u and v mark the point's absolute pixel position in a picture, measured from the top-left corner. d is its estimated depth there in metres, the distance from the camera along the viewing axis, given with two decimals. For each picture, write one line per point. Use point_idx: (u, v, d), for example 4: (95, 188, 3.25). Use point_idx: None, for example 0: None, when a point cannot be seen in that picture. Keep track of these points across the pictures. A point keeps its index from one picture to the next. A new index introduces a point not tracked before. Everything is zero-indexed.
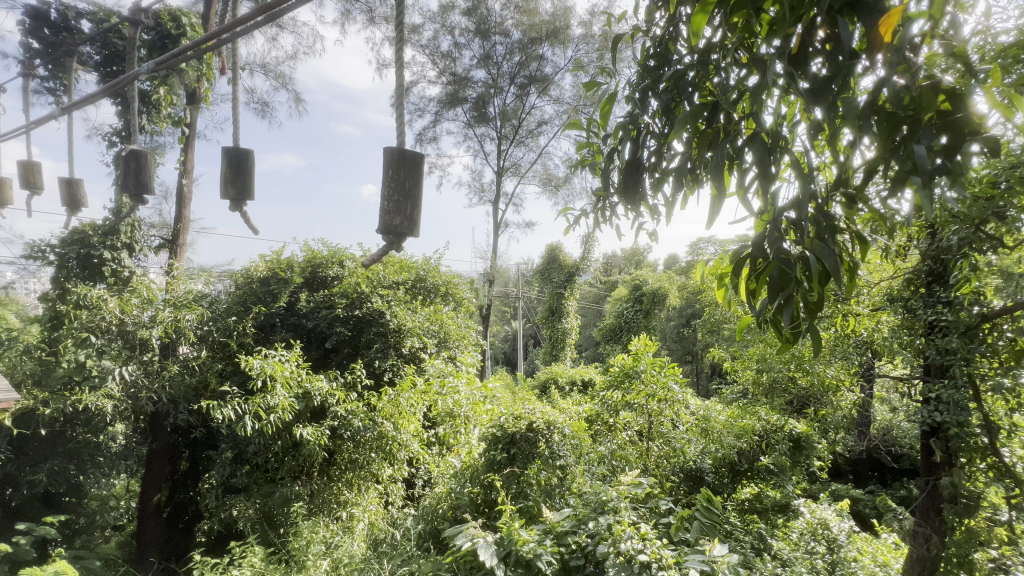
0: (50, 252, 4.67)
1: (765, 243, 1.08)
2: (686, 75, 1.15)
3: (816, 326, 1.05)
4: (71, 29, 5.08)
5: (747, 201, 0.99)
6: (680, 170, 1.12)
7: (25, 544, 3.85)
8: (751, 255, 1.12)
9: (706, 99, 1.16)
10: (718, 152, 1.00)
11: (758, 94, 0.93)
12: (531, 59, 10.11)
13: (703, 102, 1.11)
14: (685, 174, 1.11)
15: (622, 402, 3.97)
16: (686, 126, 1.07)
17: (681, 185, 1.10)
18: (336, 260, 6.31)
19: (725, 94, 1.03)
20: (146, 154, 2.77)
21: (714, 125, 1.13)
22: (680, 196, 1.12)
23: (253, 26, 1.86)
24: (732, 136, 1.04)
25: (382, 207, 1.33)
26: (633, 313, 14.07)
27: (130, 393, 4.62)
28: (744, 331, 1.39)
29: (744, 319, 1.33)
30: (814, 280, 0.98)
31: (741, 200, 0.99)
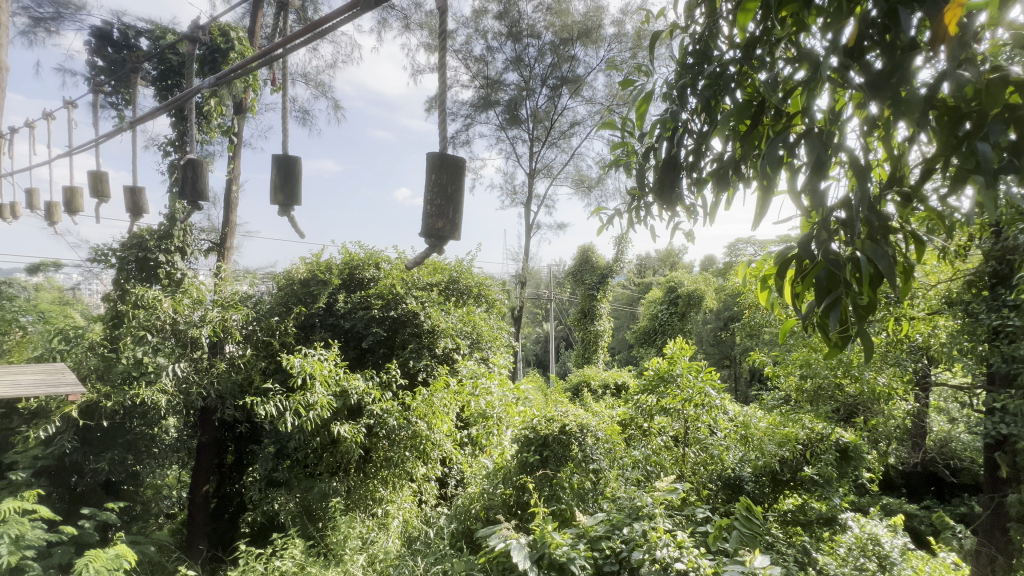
0: (112, 255, 5.01)
1: (813, 243, 1.04)
2: (729, 73, 1.13)
3: (868, 331, 1.00)
4: (131, 47, 5.43)
5: (797, 200, 0.97)
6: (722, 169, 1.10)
7: (89, 528, 4.12)
8: (797, 256, 1.08)
9: (749, 96, 1.13)
10: (765, 150, 0.98)
11: (810, 90, 0.91)
12: (563, 60, 10.08)
13: (747, 100, 1.09)
14: (727, 173, 1.09)
15: (657, 407, 3.93)
16: (730, 124, 1.05)
17: (722, 186, 1.08)
18: (372, 261, 6.48)
19: (771, 90, 1.01)
20: (201, 163, 2.93)
21: (758, 122, 1.10)
22: (720, 196, 1.10)
23: (300, 42, 1.95)
24: (779, 132, 1.01)
25: (426, 211, 1.36)
26: (667, 316, 13.77)
27: (182, 388, 4.88)
28: (788, 335, 1.33)
29: (787, 323, 1.28)
30: (866, 282, 0.94)
31: (790, 199, 0.97)
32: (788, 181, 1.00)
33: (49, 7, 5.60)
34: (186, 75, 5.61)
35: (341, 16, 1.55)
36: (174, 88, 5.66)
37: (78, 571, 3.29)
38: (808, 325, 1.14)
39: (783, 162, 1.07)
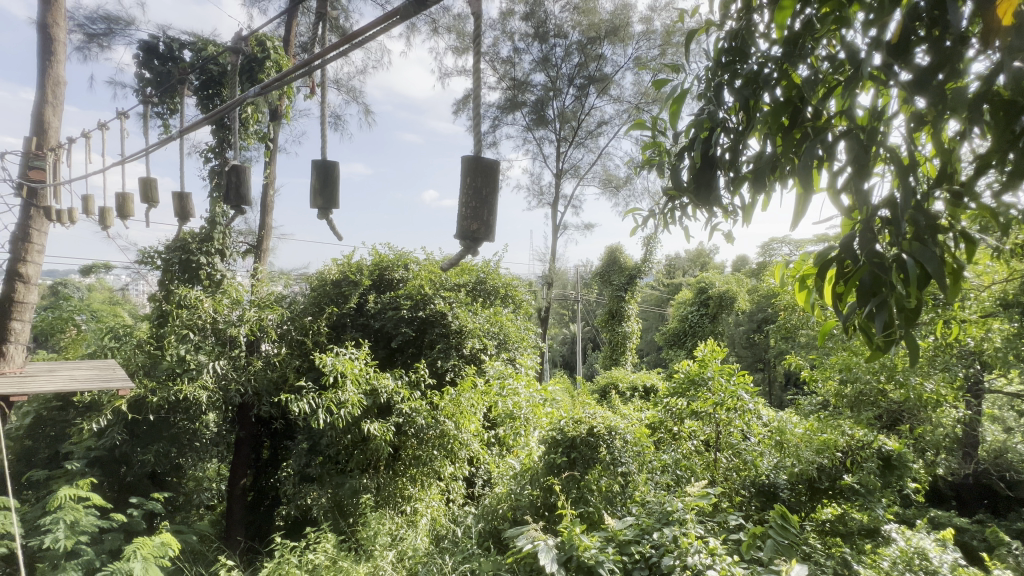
0: (157, 257, 5.27)
1: (856, 243, 1.01)
2: (767, 71, 1.11)
3: (914, 334, 0.97)
4: (175, 59, 5.71)
5: (837, 200, 0.96)
6: (761, 168, 1.08)
7: (137, 516, 4.35)
8: (838, 256, 1.05)
9: (788, 93, 1.10)
10: (804, 149, 0.97)
11: (853, 85, 0.89)
12: (590, 59, 10.02)
13: (785, 98, 1.06)
14: (765, 173, 1.07)
15: (688, 411, 3.85)
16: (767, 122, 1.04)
17: (761, 186, 1.07)
18: (401, 263, 6.60)
19: (811, 87, 0.99)
20: (244, 170, 3.05)
21: (799, 121, 1.08)
22: (757, 196, 1.08)
23: (338, 54, 2.02)
24: (819, 131, 0.99)
25: (461, 213, 1.38)
26: (698, 317, 13.48)
27: (221, 384, 5.10)
28: (827, 338, 1.29)
29: (826, 325, 1.25)
30: (912, 283, 0.90)
31: (831, 199, 0.95)
32: (827, 180, 0.98)
33: (102, 23, 5.95)
34: (226, 84, 5.85)
35: (376, 29, 1.61)
36: (215, 97, 5.91)
37: (127, 556, 3.47)
38: (850, 328, 1.11)
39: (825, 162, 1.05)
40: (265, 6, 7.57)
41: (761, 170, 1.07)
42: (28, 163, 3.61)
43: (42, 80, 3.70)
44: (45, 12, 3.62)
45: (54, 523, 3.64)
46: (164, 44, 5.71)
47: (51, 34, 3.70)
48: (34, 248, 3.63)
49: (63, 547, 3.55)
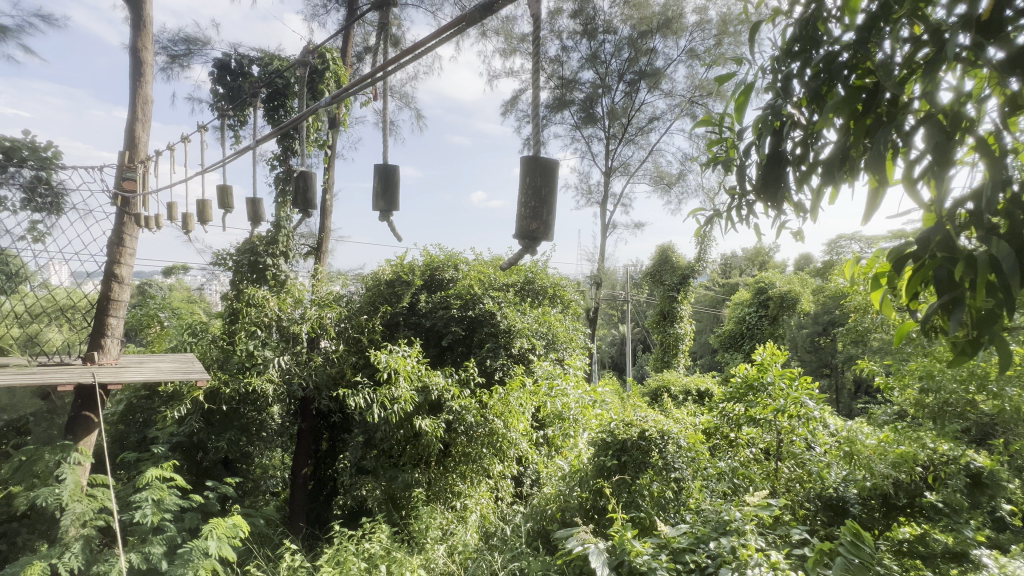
0: (229, 259, 5.68)
1: (933, 236, 0.95)
2: (840, 58, 1.05)
3: (1001, 336, 0.89)
4: (245, 74, 6.14)
5: (914, 191, 0.94)
6: (831, 162, 1.04)
7: (212, 498, 4.70)
8: (914, 251, 0.98)
9: (863, 81, 1.04)
10: (876, 139, 0.93)
11: (934, 70, 0.85)
12: (641, 53, 9.78)
13: (860, 85, 1.00)
14: (838, 165, 1.02)
15: (746, 417, 3.69)
16: (838, 113, 0.99)
17: (832, 178, 1.02)
18: (451, 263, 6.76)
19: (886, 73, 0.93)
20: (311, 176, 3.22)
21: (873, 109, 1.02)
22: (828, 190, 1.03)
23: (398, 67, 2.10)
24: (893, 120, 0.95)
25: (519, 214, 1.39)
26: (756, 319, 12.84)
27: (285, 378, 5.45)
28: (904, 340, 1.23)
29: (904, 328, 1.17)
30: (996, 278, 0.84)
31: (908, 190, 0.94)
32: (903, 171, 0.96)
33: (182, 45, 6.49)
34: (289, 95, 6.20)
35: (433, 42, 1.67)
36: (280, 108, 6.28)
37: (204, 535, 3.76)
38: (930, 330, 1.04)
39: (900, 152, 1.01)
40: (324, 20, 7.98)
41: (830, 164, 1.02)
42: (122, 174, 3.98)
43: (133, 100, 4.10)
44: (136, 38, 4.02)
45: (143, 500, 4.00)
46: (235, 61, 6.15)
47: (141, 57, 4.09)
48: (127, 251, 4.01)
49: (150, 522, 3.91)
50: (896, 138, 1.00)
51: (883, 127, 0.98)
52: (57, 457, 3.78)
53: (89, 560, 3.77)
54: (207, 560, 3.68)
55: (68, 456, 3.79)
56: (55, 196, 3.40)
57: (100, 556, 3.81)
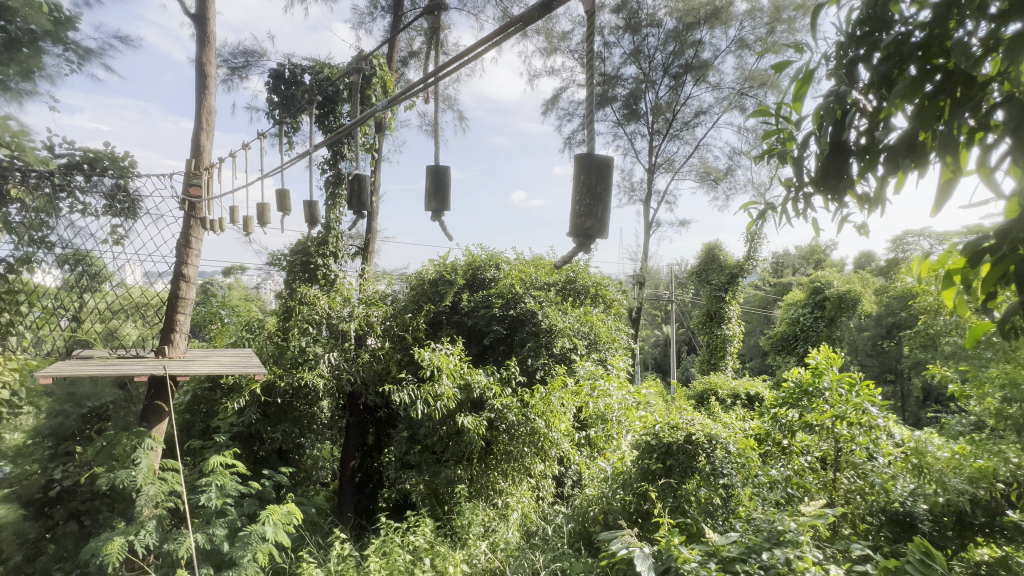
0: (284, 259, 5.99)
1: (1014, 227, 0.88)
2: (911, 41, 0.98)
3: None
4: (298, 83, 6.44)
5: (993, 181, 0.88)
6: (899, 150, 0.98)
7: (269, 486, 4.97)
8: (993, 243, 0.91)
9: (937, 63, 0.97)
10: (949, 125, 0.88)
11: (1019, 50, 0.79)
12: (687, 46, 9.51)
13: (934, 68, 0.94)
14: (906, 153, 0.96)
15: (800, 423, 3.47)
16: (909, 99, 0.92)
17: (898, 167, 0.96)
18: (493, 262, 6.84)
19: (964, 51, 0.86)
20: (364, 178, 3.33)
21: (949, 90, 0.94)
22: (894, 179, 0.97)
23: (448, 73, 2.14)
24: (971, 103, 0.89)
25: (574, 212, 1.39)
26: (811, 321, 12.16)
27: (335, 373, 5.68)
28: (978, 342, 1.14)
29: (980, 327, 1.09)
30: None
31: (985, 180, 0.88)
32: (981, 158, 0.89)
33: (241, 57, 6.89)
34: (339, 102, 6.45)
35: (484, 45, 1.70)
36: (329, 114, 6.54)
37: (261, 520, 3.98)
38: (1008, 330, 0.96)
39: (977, 137, 0.94)
40: (371, 27, 8.25)
41: (895, 152, 0.95)
42: (189, 181, 4.27)
43: (199, 111, 4.39)
44: (201, 53, 4.30)
45: (208, 485, 4.28)
46: (289, 71, 6.47)
47: (205, 71, 4.39)
48: (194, 253, 4.31)
49: (214, 505, 4.17)
50: (974, 124, 0.93)
51: (957, 112, 0.91)
52: (133, 441, 4.10)
53: (161, 538, 4.08)
54: (264, 544, 3.89)
55: (142, 442, 4.09)
56: (131, 202, 3.69)
57: (170, 535, 4.11)
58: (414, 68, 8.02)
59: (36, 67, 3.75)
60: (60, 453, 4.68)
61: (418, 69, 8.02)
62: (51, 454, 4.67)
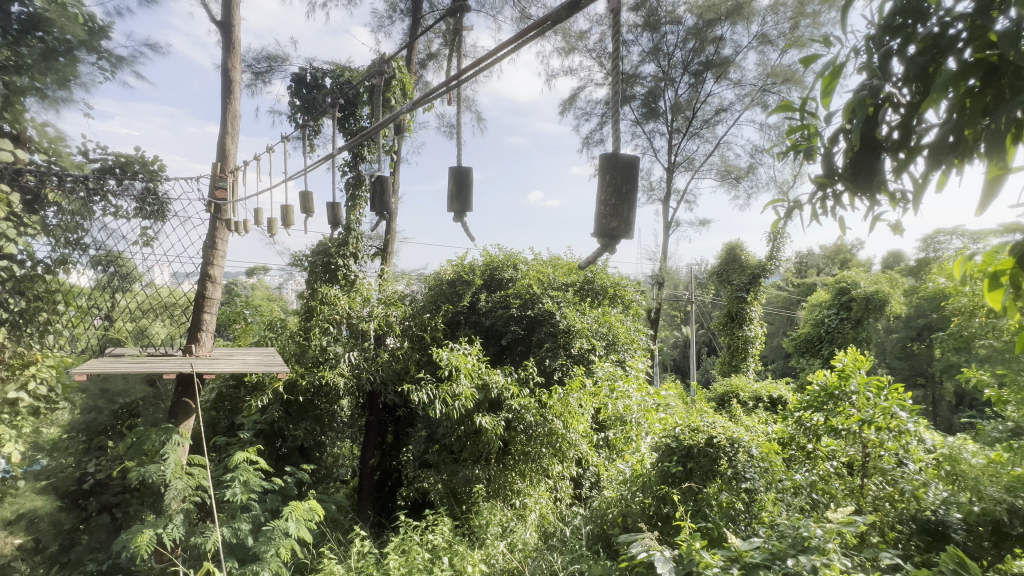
0: (305, 260, 6.09)
1: None
2: (948, 35, 0.94)
3: None
4: (319, 86, 6.56)
5: None
6: (939, 148, 0.93)
7: (291, 482, 5.07)
8: None
9: (980, 55, 0.92)
10: (995, 121, 0.83)
11: None
12: (707, 43, 9.37)
13: (977, 61, 0.89)
14: (947, 150, 0.92)
15: (826, 427, 3.38)
16: (951, 93, 0.88)
17: (938, 165, 0.92)
18: (510, 263, 6.85)
19: (1012, 43, 0.82)
20: (386, 180, 3.37)
21: (994, 84, 0.89)
22: (934, 177, 0.93)
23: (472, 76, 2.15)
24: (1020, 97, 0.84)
25: (598, 211, 1.38)
26: (837, 322, 11.85)
27: (355, 372, 5.76)
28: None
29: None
30: None
31: None
32: None
33: (265, 62, 7.04)
34: (359, 105, 6.54)
35: (508, 48, 1.71)
36: (349, 117, 6.63)
37: (284, 516, 4.06)
38: None
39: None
40: (390, 30, 8.36)
41: (938, 149, 0.90)
42: (215, 184, 4.38)
43: (225, 116, 4.50)
44: (226, 59, 4.41)
45: (233, 480, 4.38)
46: (311, 74, 6.59)
47: (231, 76, 4.49)
48: (220, 254, 4.42)
49: (239, 500, 4.27)
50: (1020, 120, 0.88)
51: (1003, 107, 0.87)
52: (162, 437, 4.22)
53: (188, 532, 4.18)
54: (287, 539, 3.97)
55: (170, 438, 4.21)
56: (160, 205, 3.81)
57: (197, 529, 4.21)
58: (432, 69, 8.09)
59: (72, 76, 3.90)
60: (93, 447, 4.84)
61: (436, 70, 8.09)
62: (85, 448, 4.84)
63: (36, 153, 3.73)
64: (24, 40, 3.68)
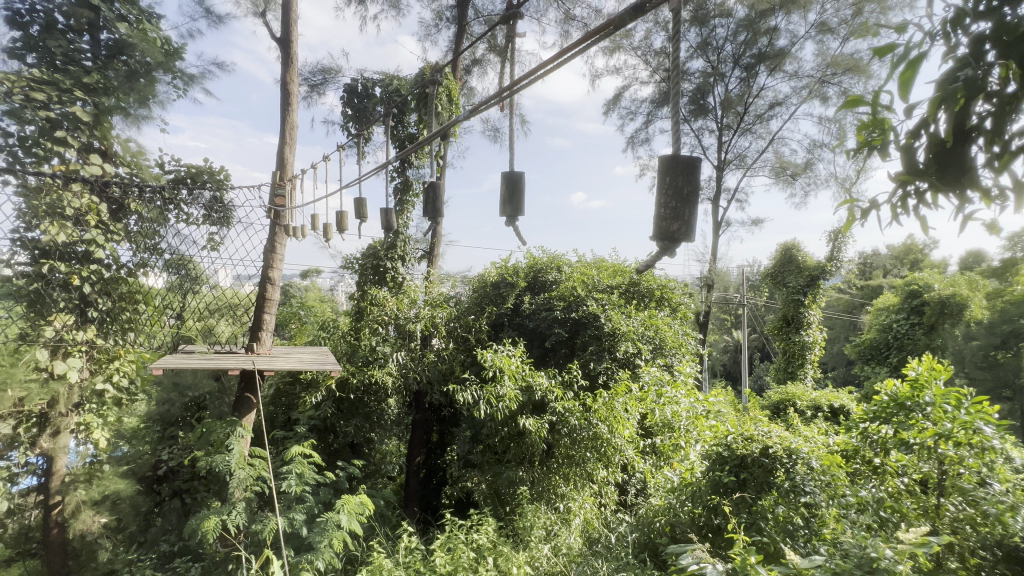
0: (356, 263, 6.34)
1: None
2: None
3: None
4: (369, 96, 6.82)
5: None
6: None
7: (342, 477, 5.28)
8: None
9: None
10: None
11: None
12: (760, 34, 8.98)
13: None
14: None
15: (896, 440, 3.11)
16: None
17: None
18: (554, 265, 6.85)
19: None
20: (438, 186, 3.46)
21: None
22: None
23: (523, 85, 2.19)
24: None
25: (658, 215, 1.35)
26: (907, 328, 11.04)
27: (402, 372, 5.93)
28: None
29: None
30: None
31: None
32: None
33: (320, 75, 7.41)
34: (407, 112, 6.75)
35: (564, 56, 1.74)
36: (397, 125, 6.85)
37: (337, 508, 4.23)
38: None
39: None
40: (436, 38, 8.57)
41: None
42: (274, 192, 4.62)
43: (283, 127, 4.76)
44: (284, 74, 4.66)
45: (289, 472, 4.62)
46: (361, 85, 6.87)
47: (288, 89, 4.75)
48: (279, 258, 4.68)
49: (294, 492, 4.49)
50: None
51: None
52: (226, 430, 4.51)
53: (250, 519, 4.43)
54: (339, 531, 4.13)
55: (234, 430, 4.49)
56: (226, 212, 4.08)
57: (257, 517, 4.43)
58: (477, 75, 8.23)
59: (150, 95, 4.25)
60: (166, 436, 5.29)
61: (481, 75, 8.22)
62: (159, 437, 5.27)
63: (121, 167, 4.09)
64: (111, 64, 4.05)
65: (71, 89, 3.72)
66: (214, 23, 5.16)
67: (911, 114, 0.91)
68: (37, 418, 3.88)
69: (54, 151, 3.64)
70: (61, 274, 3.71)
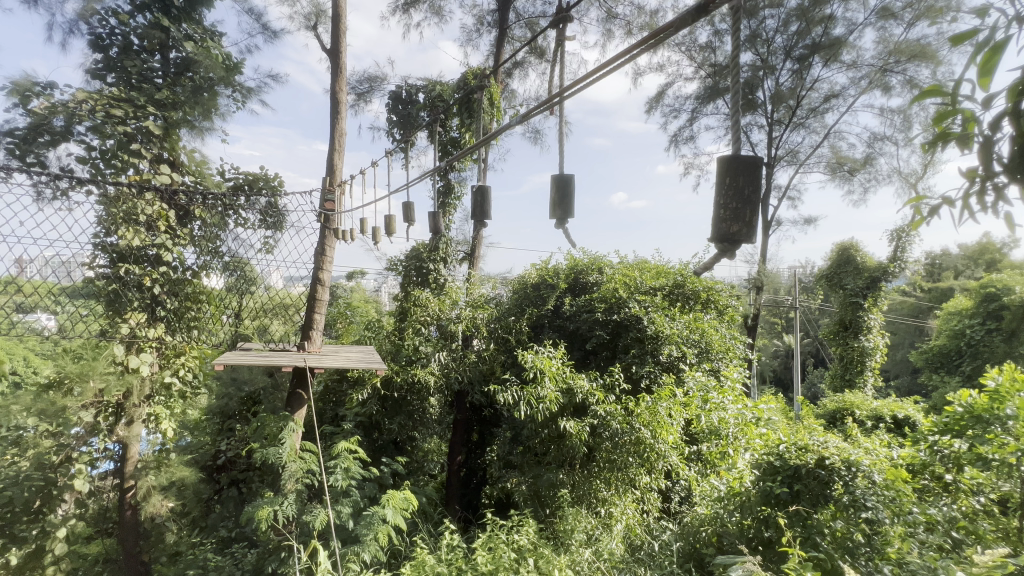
0: (400, 265, 6.51)
1: None
2: None
3: None
4: (413, 102, 7.02)
5: None
6: None
7: (386, 473, 5.43)
8: None
9: None
10: None
11: None
12: (814, 23, 8.53)
13: None
14: None
15: (972, 456, 2.86)
16: None
17: None
18: (595, 267, 6.77)
19: None
20: (486, 190, 3.51)
21: None
22: None
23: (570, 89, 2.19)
24: None
25: (717, 216, 1.32)
26: (984, 334, 10.18)
27: (444, 372, 6.03)
28: None
29: None
30: None
31: None
32: None
33: (366, 83, 7.67)
34: (449, 115, 6.83)
35: (617, 61, 1.74)
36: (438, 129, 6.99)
37: (382, 503, 4.38)
38: None
39: None
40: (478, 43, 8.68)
41: None
42: (325, 197, 4.82)
43: (333, 134, 4.98)
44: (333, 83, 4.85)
45: (336, 466, 4.82)
46: (406, 92, 7.07)
47: (338, 98, 4.95)
48: (329, 260, 4.88)
49: (340, 485, 4.68)
50: None
51: None
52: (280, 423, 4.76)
53: (300, 510, 4.64)
54: (384, 525, 4.27)
55: (287, 424, 4.73)
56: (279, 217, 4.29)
57: (307, 508, 4.62)
58: (518, 78, 8.28)
59: (213, 108, 4.55)
60: (224, 428, 5.66)
61: (522, 78, 8.26)
62: (218, 428, 5.65)
63: (187, 176, 4.39)
64: (179, 80, 4.37)
65: (145, 105, 4.03)
66: (269, 38, 5.46)
67: (990, 106, 0.86)
68: (114, 407, 4.23)
69: (130, 163, 3.95)
70: (135, 275, 4.03)
